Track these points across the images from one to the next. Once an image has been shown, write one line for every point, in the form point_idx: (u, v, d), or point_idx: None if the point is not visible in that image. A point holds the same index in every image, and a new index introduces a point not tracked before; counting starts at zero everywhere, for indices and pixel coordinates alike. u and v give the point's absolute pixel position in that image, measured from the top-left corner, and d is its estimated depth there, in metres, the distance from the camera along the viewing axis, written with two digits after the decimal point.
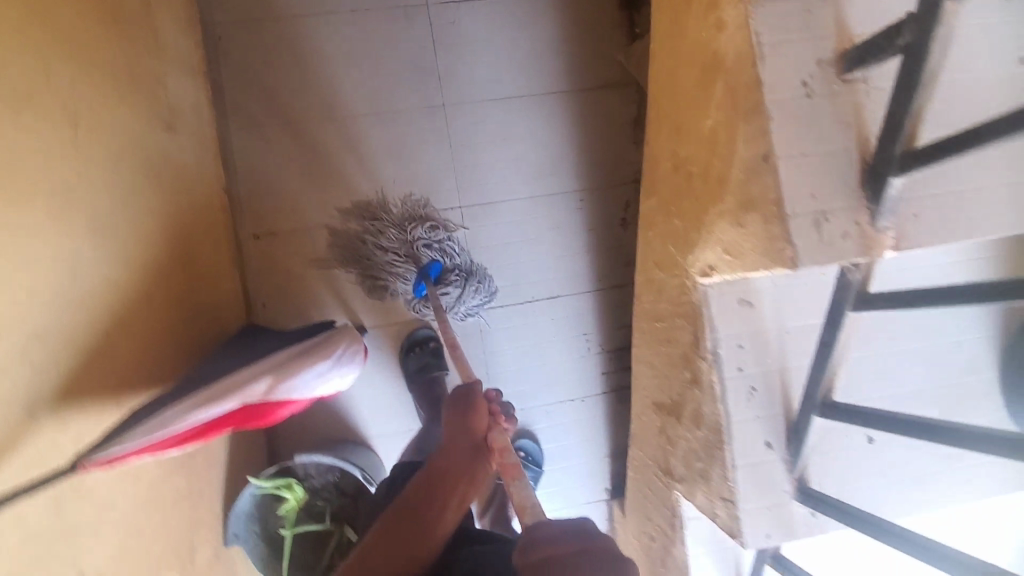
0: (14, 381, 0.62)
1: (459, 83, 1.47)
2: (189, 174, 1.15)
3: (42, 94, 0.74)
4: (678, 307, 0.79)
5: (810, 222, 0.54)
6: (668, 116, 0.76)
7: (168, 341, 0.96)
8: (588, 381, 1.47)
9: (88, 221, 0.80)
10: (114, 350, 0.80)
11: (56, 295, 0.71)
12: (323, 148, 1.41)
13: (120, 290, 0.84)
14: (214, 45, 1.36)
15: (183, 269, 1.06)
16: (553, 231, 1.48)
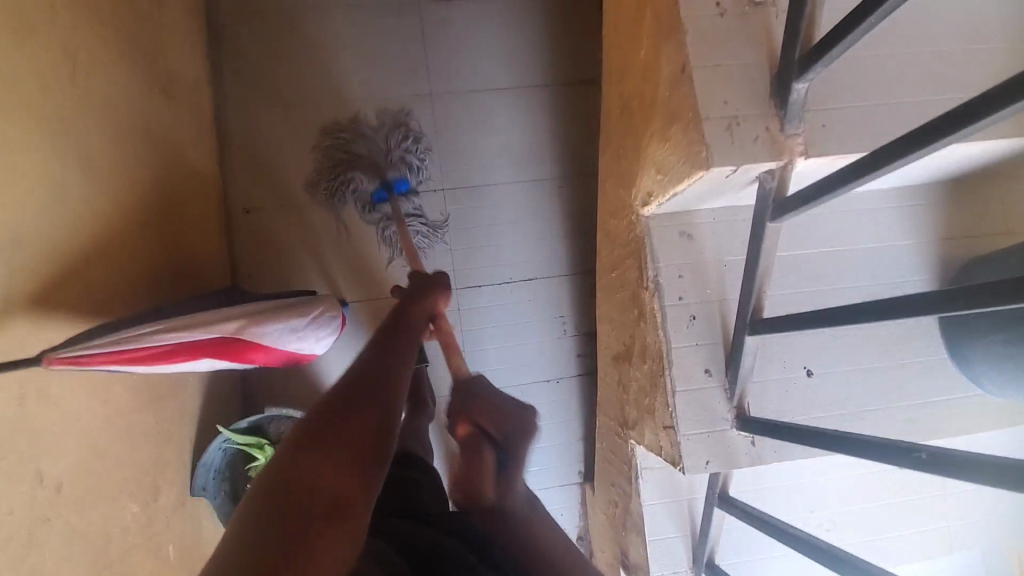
0: None
1: (447, 74, 1.54)
2: (182, 140, 1.22)
3: (42, 34, 0.81)
4: (627, 246, 0.83)
5: (723, 125, 0.57)
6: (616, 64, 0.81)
7: (146, 284, 1.00)
8: (564, 362, 1.48)
9: (76, 156, 0.86)
10: (90, 277, 0.85)
11: (37, 213, 0.76)
12: (314, 130, 1.48)
13: (102, 224, 0.89)
14: (217, 32, 1.46)
15: (168, 224, 1.11)
16: (533, 215, 1.52)
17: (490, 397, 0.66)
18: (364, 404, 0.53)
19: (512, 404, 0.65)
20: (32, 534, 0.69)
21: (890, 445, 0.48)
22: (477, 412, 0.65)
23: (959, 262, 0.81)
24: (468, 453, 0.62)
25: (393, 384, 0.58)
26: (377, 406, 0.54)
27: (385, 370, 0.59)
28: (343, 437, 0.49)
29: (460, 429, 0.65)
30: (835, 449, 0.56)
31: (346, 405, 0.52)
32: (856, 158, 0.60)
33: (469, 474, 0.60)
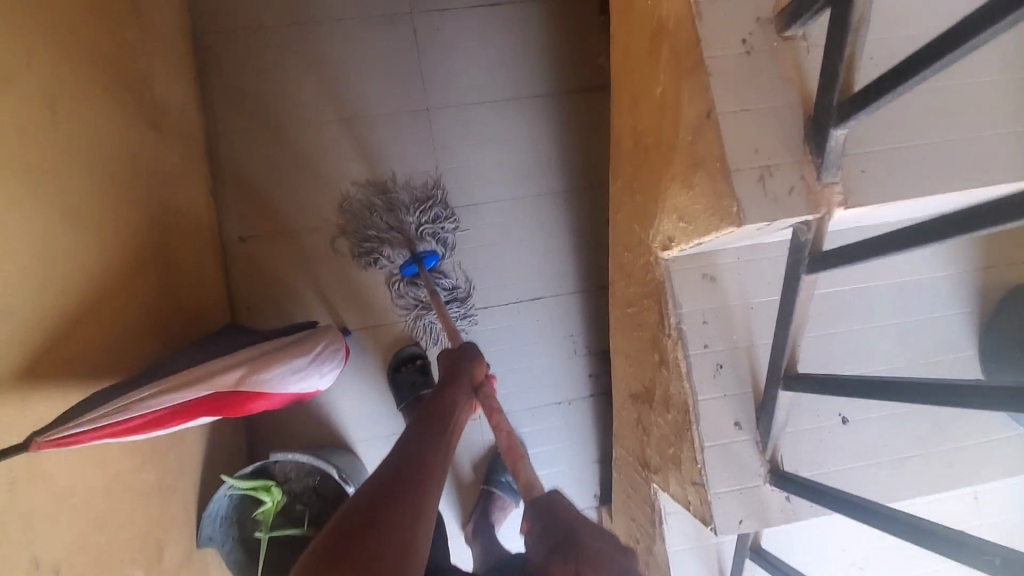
0: None
1: (443, 88, 1.49)
2: (174, 173, 1.17)
3: (23, 83, 0.76)
4: (645, 287, 0.78)
5: (753, 176, 0.52)
6: (626, 93, 0.76)
7: (142, 333, 0.96)
8: (575, 383, 1.44)
9: (61, 208, 0.81)
10: (83, 337, 0.81)
11: (23, 277, 0.72)
12: (309, 152, 1.43)
13: (92, 278, 0.85)
14: (204, 54, 1.40)
15: (162, 265, 1.07)
16: (538, 232, 1.47)
17: (599, 531, 0.61)
18: (389, 527, 0.57)
19: (606, 535, 0.62)
20: None
21: (956, 541, 0.45)
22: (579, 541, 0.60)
23: (998, 291, 0.76)
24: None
25: (421, 497, 0.62)
26: (408, 502, 0.61)
27: (414, 479, 0.64)
28: (370, 562, 0.54)
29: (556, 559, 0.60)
30: (896, 532, 0.51)
31: (371, 530, 0.57)
32: (897, 204, 0.55)
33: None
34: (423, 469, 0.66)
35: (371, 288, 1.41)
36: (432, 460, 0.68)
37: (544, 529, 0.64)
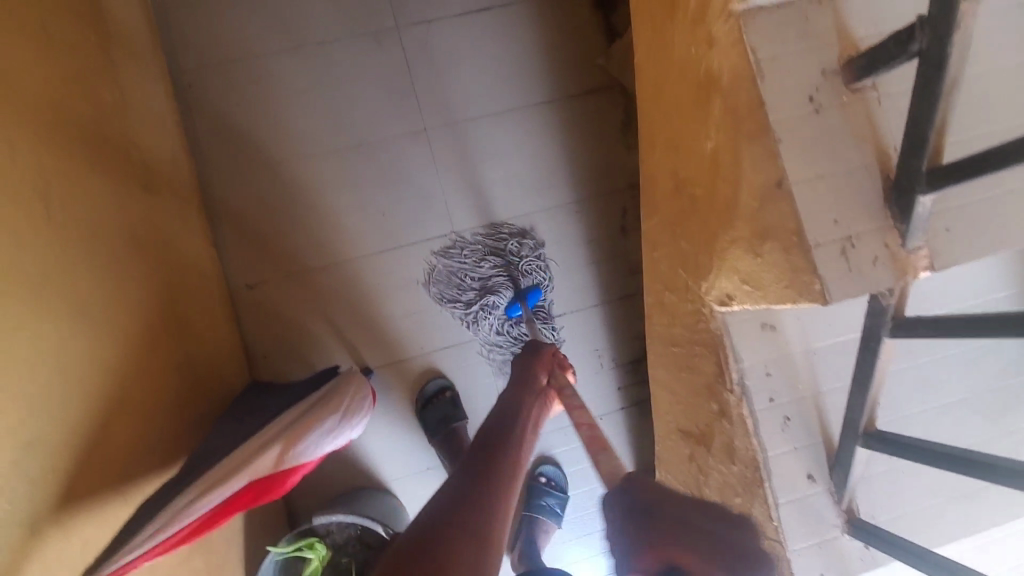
0: (4, 500, 0.59)
1: (439, 105, 1.42)
2: (174, 234, 1.12)
3: (8, 185, 0.71)
4: (695, 334, 0.74)
5: (834, 250, 0.49)
6: (661, 133, 0.71)
7: (167, 416, 0.92)
8: (605, 397, 1.42)
9: (70, 307, 0.76)
10: (111, 442, 0.77)
11: (41, 397, 0.67)
12: (307, 188, 1.37)
13: (111, 375, 0.81)
14: (185, 95, 1.33)
15: (178, 337, 1.02)
16: (553, 246, 1.43)
17: (681, 503, 0.49)
18: (473, 525, 0.63)
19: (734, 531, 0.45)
20: None
21: None
22: (677, 531, 0.47)
23: None
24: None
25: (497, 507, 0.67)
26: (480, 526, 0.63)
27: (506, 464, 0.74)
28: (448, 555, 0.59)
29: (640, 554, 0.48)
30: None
31: (440, 544, 0.60)
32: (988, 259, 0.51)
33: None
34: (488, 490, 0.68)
35: (388, 322, 1.37)
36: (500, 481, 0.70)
37: (629, 538, 0.50)
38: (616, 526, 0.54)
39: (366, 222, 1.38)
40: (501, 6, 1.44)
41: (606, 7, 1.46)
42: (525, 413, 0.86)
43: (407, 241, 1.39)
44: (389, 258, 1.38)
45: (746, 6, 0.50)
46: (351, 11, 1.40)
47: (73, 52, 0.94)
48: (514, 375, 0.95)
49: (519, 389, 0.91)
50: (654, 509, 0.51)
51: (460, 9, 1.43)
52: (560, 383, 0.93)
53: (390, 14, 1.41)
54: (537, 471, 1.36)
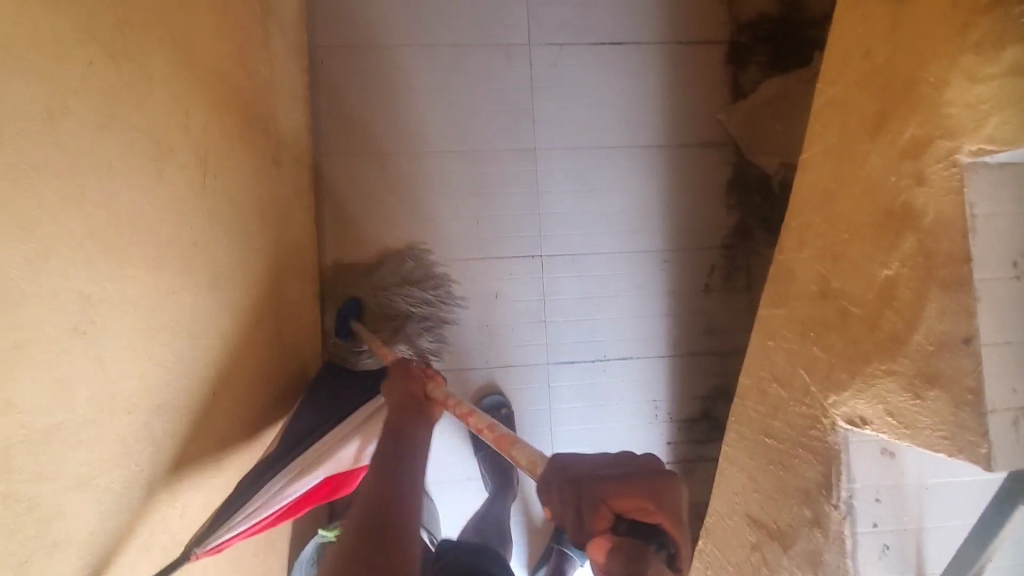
0: (134, 461, 0.62)
1: (553, 128, 1.43)
2: (288, 207, 1.15)
3: (183, 152, 0.75)
4: (803, 436, 0.75)
5: (1009, 421, 0.49)
6: (818, 236, 0.70)
7: (258, 387, 0.95)
8: (651, 448, 1.42)
9: (207, 276, 0.79)
10: (216, 409, 0.80)
11: (174, 361, 0.70)
12: (411, 182, 1.39)
13: (225, 344, 0.84)
14: (317, 70, 1.36)
15: (276, 310, 1.05)
16: (633, 289, 1.43)
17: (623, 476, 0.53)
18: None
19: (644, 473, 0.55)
20: None
21: None
22: (628, 488, 0.52)
23: None
24: (628, 555, 0.48)
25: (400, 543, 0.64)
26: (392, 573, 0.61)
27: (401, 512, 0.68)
28: None
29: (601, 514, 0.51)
30: None
31: None
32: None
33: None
34: (385, 525, 0.66)
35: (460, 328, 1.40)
36: (404, 508, 0.68)
37: (580, 509, 0.52)
38: (562, 504, 0.54)
39: (459, 228, 1.41)
40: (634, 43, 1.45)
41: (739, 64, 1.47)
42: (415, 427, 0.83)
43: (494, 254, 1.41)
44: (473, 267, 1.41)
45: (973, 160, 0.50)
46: (489, 21, 1.42)
47: (243, 23, 0.97)
48: (392, 396, 0.91)
49: (399, 406, 0.87)
50: (589, 464, 0.56)
51: (594, 38, 1.44)
52: (440, 394, 0.91)
53: (525, 30, 1.42)
54: None
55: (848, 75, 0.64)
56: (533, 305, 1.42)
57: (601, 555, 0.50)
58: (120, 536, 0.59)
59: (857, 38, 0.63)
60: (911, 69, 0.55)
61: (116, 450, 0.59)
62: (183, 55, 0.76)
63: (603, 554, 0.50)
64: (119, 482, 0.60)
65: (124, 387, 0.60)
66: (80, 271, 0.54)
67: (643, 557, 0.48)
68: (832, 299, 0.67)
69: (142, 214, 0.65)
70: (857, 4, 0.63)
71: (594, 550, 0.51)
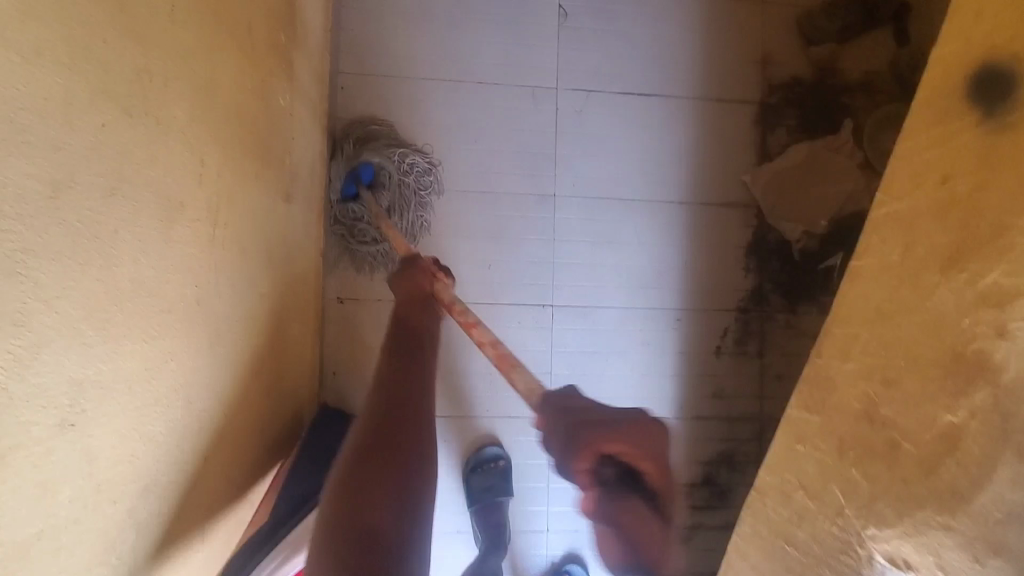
0: (117, 554, 0.56)
1: (574, 175, 1.39)
2: (296, 242, 1.10)
3: (192, 203, 0.69)
4: (831, 558, 0.71)
5: None
6: (866, 353, 0.67)
7: (251, 442, 0.89)
8: None
9: (208, 334, 0.74)
10: (207, 476, 0.74)
11: (168, 433, 0.65)
12: (424, 219, 1.35)
13: (222, 403, 0.78)
14: (336, 96, 1.31)
15: (276, 354, 1.00)
16: (643, 346, 1.40)
17: (629, 420, 0.59)
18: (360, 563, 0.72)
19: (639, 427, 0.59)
20: None
21: None
22: (620, 439, 0.58)
23: None
24: (614, 495, 0.58)
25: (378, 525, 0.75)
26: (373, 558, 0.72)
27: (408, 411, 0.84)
28: None
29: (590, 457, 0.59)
30: None
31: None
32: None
33: (638, 538, 0.57)
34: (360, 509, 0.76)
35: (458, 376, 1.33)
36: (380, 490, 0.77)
37: (574, 438, 0.61)
38: (563, 443, 0.62)
39: (471, 270, 1.36)
40: (663, 96, 1.42)
41: (767, 126, 1.45)
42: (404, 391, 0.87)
43: (505, 300, 1.37)
44: (482, 311, 1.36)
45: None
46: (517, 61, 1.38)
47: (268, 55, 0.92)
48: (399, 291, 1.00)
49: (412, 295, 0.99)
50: (586, 412, 0.64)
51: (622, 87, 1.41)
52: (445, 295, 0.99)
53: (554, 73, 1.39)
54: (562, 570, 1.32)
55: (918, 196, 0.63)
56: (540, 356, 1.37)
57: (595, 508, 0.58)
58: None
59: (935, 164, 0.62)
60: (1003, 212, 0.54)
61: (98, 548, 0.53)
62: (204, 99, 0.71)
63: (597, 504, 0.58)
64: None
65: (112, 475, 0.55)
66: (74, 359, 0.49)
67: (630, 500, 0.57)
68: (879, 427, 0.64)
69: (146, 277, 0.60)
70: (941, 123, 0.62)
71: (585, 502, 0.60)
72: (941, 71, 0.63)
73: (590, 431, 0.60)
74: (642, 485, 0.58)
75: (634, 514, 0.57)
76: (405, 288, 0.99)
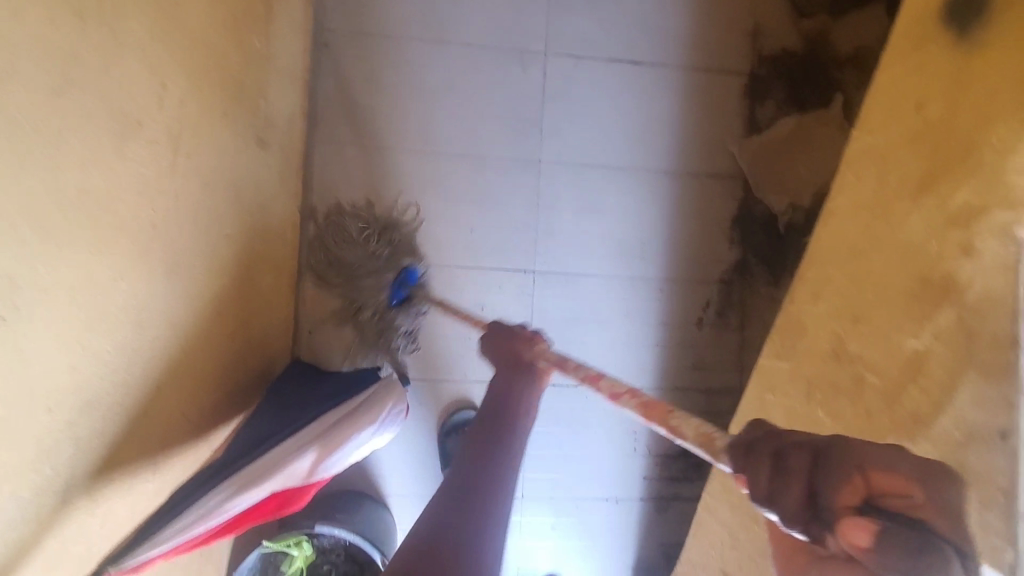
0: (51, 465, 0.54)
1: (560, 141, 1.37)
2: (269, 193, 1.08)
3: (150, 123, 0.67)
4: None
5: None
6: (836, 292, 0.76)
7: (213, 385, 0.88)
8: (630, 482, 1.35)
9: (164, 262, 0.72)
10: (160, 407, 0.72)
11: (115, 353, 0.63)
12: (405, 180, 1.33)
13: (179, 337, 0.76)
14: (318, 53, 1.29)
15: (244, 301, 0.98)
16: (624, 315, 1.38)
17: (883, 443, 0.34)
18: None
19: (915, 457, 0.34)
20: None
21: None
22: (897, 473, 0.32)
23: None
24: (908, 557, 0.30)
25: None
26: None
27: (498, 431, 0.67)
28: None
29: (857, 492, 0.32)
30: None
31: None
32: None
33: None
34: None
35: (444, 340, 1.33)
36: None
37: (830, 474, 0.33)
38: (778, 479, 0.35)
39: (452, 233, 1.34)
40: (651, 64, 1.40)
41: (756, 98, 1.43)
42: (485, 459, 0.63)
43: (485, 264, 1.35)
44: (461, 275, 1.34)
45: None
46: (504, 23, 1.36)
47: None
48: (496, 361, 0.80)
49: (510, 360, 0.78)
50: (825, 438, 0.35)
51: (611, 54, 1.39)
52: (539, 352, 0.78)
53: (541, 37, 1.37)
54: None
55: (892, 128, 0.75)
56: (519, 321, 1.35)
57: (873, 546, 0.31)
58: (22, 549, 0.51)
59: (905, 95, 0.74)
60: (971, 133, 0.65)
61: (29, 454, 0.51)
62: (166, 17, 0.69)
63: (865, 544, 0.31)
64: (29, 490, 0.52)
65: (48, 382, 0.53)
66: (6, 252, 0.47)
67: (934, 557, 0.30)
68: (847, 363, 0.72)
69: (94, 187, 0.58)
70: (919, 51, 0.74)
71: (846, 527, 0.32)
72: (913, 19, 0.76)
73: (830, 466, 0.33)
74: (914, 532, 0.31)
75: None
76: (503, 353, 0.80)
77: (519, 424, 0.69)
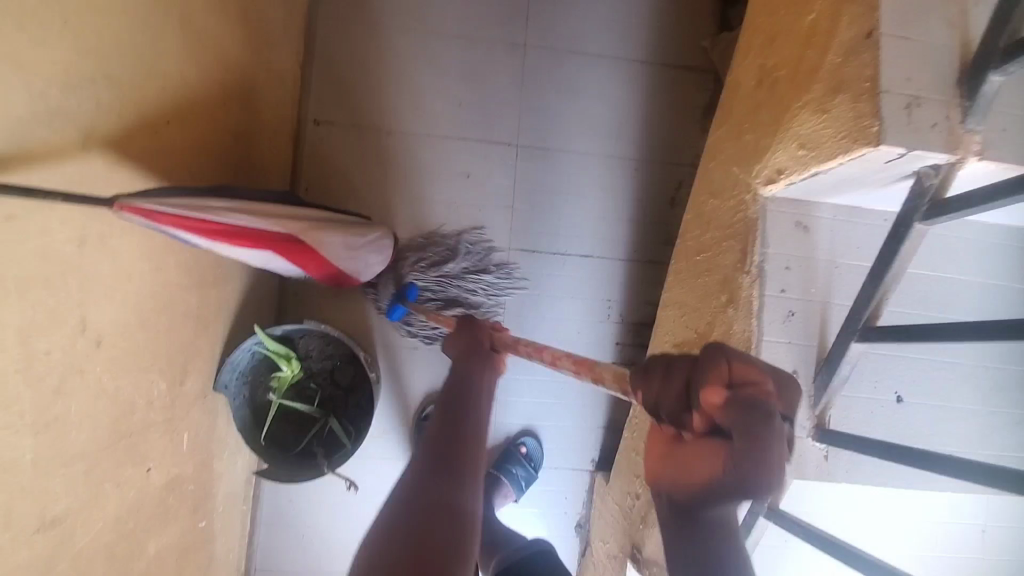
0: (88, 105, 0.64)
1: (544, 28, 1.48)
2: (272, 35, 1.18)
3: None
4: (728, 228, 0.78)
5: (902, 103, 0.52)
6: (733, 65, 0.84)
7: (216, 164, 0.97)
8: (602, 346, 1.47)
9: (181, 13, 0.82)
10: (172, 140, 0.82)
11: (139, 55, 0.73)
12: (399, 55, 1.42)
13: (189, 91, 0.86)
14: None
15: (245, 115, 1.08)
16: (602, 191, 1.48)
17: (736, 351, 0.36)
18: None
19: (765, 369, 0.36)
20: (64, 381, 0.64)
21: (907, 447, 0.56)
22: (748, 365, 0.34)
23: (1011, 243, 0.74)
24: (749, 413, 0.31)
25: None
26: None
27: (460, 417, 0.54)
28: None
29: (721, 373, 0.33)
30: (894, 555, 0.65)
31: None
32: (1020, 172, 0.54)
33: (738, 479, 0.30)
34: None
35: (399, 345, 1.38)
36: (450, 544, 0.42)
37: (692, 368, 0.35)
38: (663, 386, 0.36)
39: (441, 106, 1.44)
40: None
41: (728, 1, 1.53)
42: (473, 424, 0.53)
43: (473, 137, 1.45)
44: (449, 145, 1.43)
45: None
46: None
47: None
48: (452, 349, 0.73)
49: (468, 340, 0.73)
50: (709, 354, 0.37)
51: None
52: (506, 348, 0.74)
53: None
54: (518, 442, 1.38)
55: None
56: (502, 192, 1.45)
57: (720, 398, 0.32)
58: (60, 156, 0.60)
59: None
60: None
61: (74, 78, 0.61)
62: None
63: (716, 401, 0.32)
64: (73, 111, 0.61)
65: (92, 30, 0.63)
66: None
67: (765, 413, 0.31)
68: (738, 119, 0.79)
69: None
70: None
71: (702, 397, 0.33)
72: None
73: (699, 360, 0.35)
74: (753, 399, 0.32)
75: (688, 453, 0.33)
76: (462, 341, 0.73)
77: (482, 394, 0.59)
